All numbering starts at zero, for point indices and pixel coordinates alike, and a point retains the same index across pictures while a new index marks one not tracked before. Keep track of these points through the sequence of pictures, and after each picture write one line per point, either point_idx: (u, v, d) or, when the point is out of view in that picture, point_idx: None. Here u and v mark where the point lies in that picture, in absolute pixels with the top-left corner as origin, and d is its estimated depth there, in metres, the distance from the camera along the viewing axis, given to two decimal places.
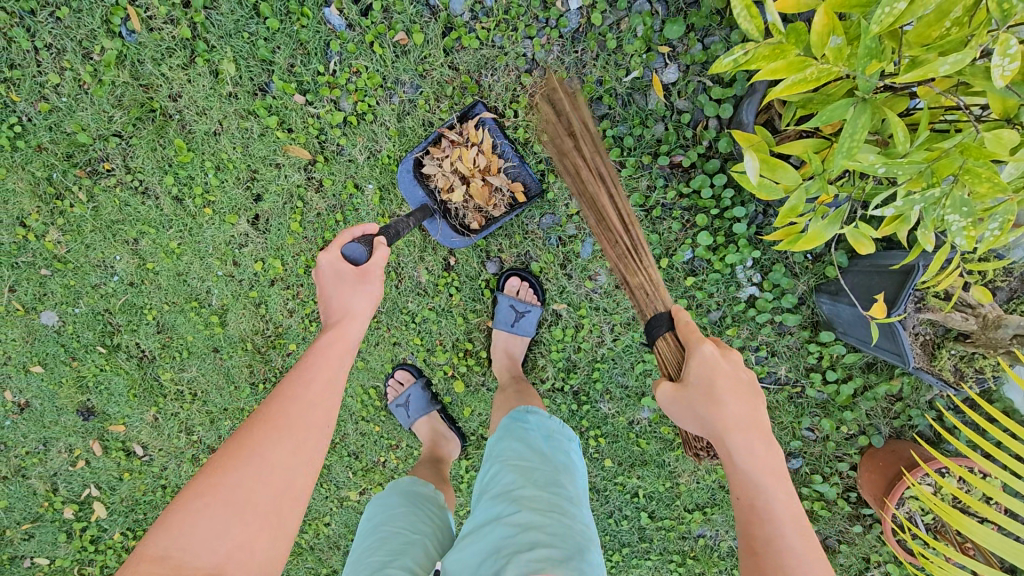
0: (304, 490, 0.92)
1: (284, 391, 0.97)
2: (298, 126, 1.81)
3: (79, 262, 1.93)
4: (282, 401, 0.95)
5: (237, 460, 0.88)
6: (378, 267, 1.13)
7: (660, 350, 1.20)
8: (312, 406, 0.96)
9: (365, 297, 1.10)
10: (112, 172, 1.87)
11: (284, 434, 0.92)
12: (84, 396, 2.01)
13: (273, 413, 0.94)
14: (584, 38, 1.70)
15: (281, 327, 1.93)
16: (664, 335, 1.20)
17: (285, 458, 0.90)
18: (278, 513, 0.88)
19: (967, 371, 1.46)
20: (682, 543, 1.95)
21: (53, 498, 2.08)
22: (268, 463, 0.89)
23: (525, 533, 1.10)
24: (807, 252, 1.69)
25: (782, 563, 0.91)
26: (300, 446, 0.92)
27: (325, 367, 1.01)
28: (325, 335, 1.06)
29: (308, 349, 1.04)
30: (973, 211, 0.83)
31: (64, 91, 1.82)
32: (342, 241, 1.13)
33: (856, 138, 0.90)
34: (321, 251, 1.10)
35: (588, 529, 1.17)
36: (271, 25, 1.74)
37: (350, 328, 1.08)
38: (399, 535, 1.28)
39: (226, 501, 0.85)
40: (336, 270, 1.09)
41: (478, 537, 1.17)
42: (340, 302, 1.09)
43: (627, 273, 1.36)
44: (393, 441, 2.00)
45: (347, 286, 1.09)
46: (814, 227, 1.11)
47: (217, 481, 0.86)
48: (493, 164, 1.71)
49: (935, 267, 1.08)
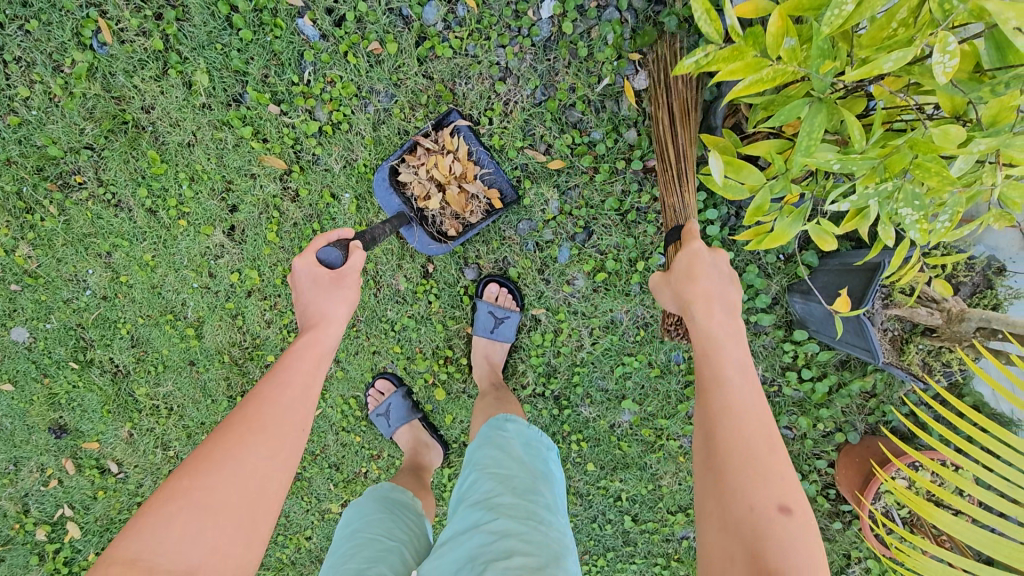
0: (278, 495, 0.91)
1: (261, 393, 0.96)
2: (273, 136, 1.81)
3: (50, 277, 1.90)
4: (259, 403, 0.94)
5: (211, 465, 0.86)
6: (354, 271, 1.13)
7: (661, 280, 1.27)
8: (288, 409, 0.95)
9: (342, 301, 1.10)
10: (84, 185, 1.86)
11: (260, 437, 0.90)
12: (56, 414, 1.97)
13: (250, 416, 0.92)
14: (556, 46, 1.73)
15: (258, 338, 1.91)
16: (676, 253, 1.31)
17: (261, 461, 0.89)
18: (251, 519, 0.86)
19: (935, 364, 1.52)
20: (666, 545, 1.96)
21: (25, 519, 2.02)
22: (244, 467, 0.87)
23: (502, 541, 1.09)
24: (779, 253, 1.73)
25: (733, 432, 0.85)
26: (277, 450, 0.91)
27: (302, 371, 1.01)
28: (301, 339, 1.06)
29: (285, 352, 1.03)
30: (924, 204, 0.86)
31: (33, 104, 1.80)
32: (318, 244, 1.13)
33: (814, 136, 0.93)
34: (295, 257, 1.09)
35: (564, 538, 1.16)
36: (244, 36, 1.74)
37: (328, 332, 1.08)
38: (375, 542, 1.26)
39: (201, 506, 0.83)
40: (313, 275, 1.10)
41: (456, 545, 1.16)
42: (317, 307, 1.08)
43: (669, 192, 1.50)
44: (375, 451, 1.99)
45: (324, 289, 1.09)
46: (780, 225, 1.14)
47: (192, 484, 0.84)
48: (469, 171, 1.73)
49: (896, 263, 1.11)
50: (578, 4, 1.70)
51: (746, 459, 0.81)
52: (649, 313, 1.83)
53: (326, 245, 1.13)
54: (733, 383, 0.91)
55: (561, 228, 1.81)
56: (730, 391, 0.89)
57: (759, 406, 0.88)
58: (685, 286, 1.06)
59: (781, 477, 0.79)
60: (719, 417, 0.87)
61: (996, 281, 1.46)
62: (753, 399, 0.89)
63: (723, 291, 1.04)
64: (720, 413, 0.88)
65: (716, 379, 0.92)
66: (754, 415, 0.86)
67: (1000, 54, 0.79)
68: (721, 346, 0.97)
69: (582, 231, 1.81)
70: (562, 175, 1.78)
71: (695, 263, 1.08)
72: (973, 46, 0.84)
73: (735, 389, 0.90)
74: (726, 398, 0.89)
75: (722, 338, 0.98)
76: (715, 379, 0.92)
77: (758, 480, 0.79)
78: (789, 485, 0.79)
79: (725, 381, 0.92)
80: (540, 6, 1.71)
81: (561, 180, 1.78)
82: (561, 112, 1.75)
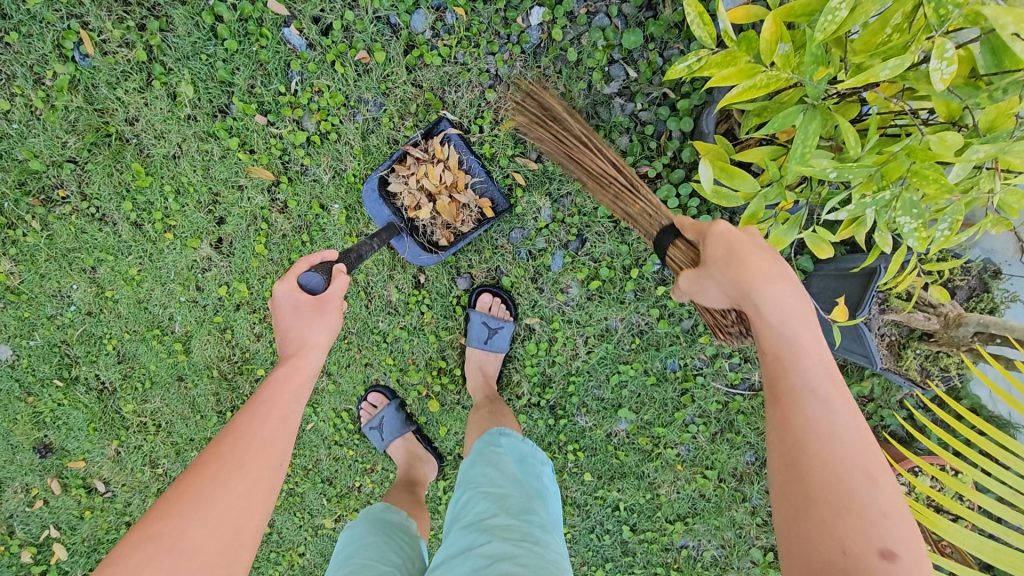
0: (256, 533, 0.88)
1: (236, 429, 0.93)
2: (260, 147, 1.78)
3: (33, 293, 1.87)
4: (234, 439, 0.92)
5: (185, 505, 0.83)
6: (336, 296, 1.12)
7: (672, 257, 1.25)
8: (264, 443, 0.93)
9: (324, 328, 1.09)
10: (67, 199, 1.82)
11: (236, 473, 0.88)
12: (41, 432, 1.93)
13: (224, 452, 0.90)
14: (546, 53, 1.71)
15: (248, 352, 1.88)
16: (674, 243, 1.25)
17: (235, 499, 0.86)
18: (226, 561, 0.83)
19: (934, 370, 1.51)
20: (665, 555, 1.93)
21: (10, 541, 1.98)
22: (218, 507, 0.84)
23: (496, 565, 1.06)
24: (775, 257, 1.70)
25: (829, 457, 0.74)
26: (253, 486, 0.88)
27: (281, 403, 0.99)
28: (281, 368, 1.04)
29: (263, 384, 1.01)
30: (922, 212, 0.85)
31: (14, 117, 1.77)
32: (298, 269, 1.12)
33: (809, 144, 0.92)
34: (278, 281, 1.09)
35: (560, 558, 1.13)
36: (229, 46, 1.72)
37: (307, 360, 1.06)
38: (368, 568, 1.23)
39: (172, 551, 0.80)
40: (294, 300, 1.08)
41: (450, 569, 1.13)
42: (297, 334, 1.07)
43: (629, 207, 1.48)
44: (369, 465, 1.95)
45: (303, 316, 1.08)
46: (775, 232, 1.12)
47: (163, 528, 0.81)
48: (460, 179, 1.71)
49: (894, 269, 1.09)
50: (568, 11, 1.68)
51: (844, 485, 0.72)
52: (644, 320, 1.81)
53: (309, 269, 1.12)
54: (812, 391, 0.79)
55: (554, 236, 1.79)
56: (816, 410, 0.77)
57: (855, 420, 0.77)
58: (739, 269, 0.91)
59: (853, 449, 0.74)
60: (799, 426, 0.77)
61: (993, 284, 1.45)
62: (842, 412, 0.77)
63: (778, 268, 0.90)
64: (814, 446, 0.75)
65: (794, 388, 0.80)
66: (855, 438, 0.75)
67: (996, 59, 0.78)
68: (767, 314, 0.86)
69: (575, 239, 1.79)
70: (554, 182, 1.76)
71: (739, 247, 0.94)
72: (969, 51, 0.83)
73: (822, 400, 0.78)
74: (817, 411, 0.77)
75: (793, 329, 0.84)
76: (793, 398, 0.80)
77: (865, 519, 0.70)
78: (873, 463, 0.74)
79: (812, 394, 0.79)
80: (529, 13, 1.69)
81: (553, 188, 1.76)
82: None
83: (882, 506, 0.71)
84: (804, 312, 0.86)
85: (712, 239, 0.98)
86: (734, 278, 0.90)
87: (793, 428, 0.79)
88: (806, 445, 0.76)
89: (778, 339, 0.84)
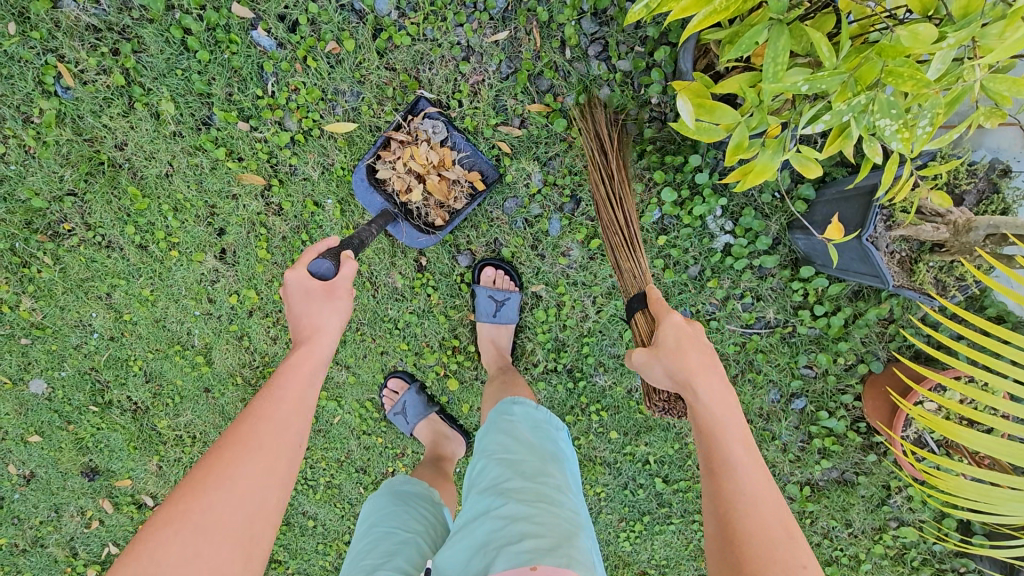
0: (276, 512, 0.91)
1: (256, 410, 0.96)
2: (248, 154, 1.80)
3: (56, 326, 1.93)
4: (253, 422, 0.94)
5: (207, 484, 0.86)
6: (346, 282, 1.12)
7: (637, 323, 1.37)
8: (283, 425, 0.96)
9: (335, 312, 1.10)
10: (73, 231, 1.87)
11: (255, 455, 0.91)
12: (86, 457, 2.01)
13: (243, 437, 0.92)
14: (514, 16, 1.70)
15: (267, 356, 1.93)
16: (639, 312, 1.37)
17: (253, 480, 0.89)
18: (249, 536, 0.87)
19: (949, 280, 1.45)
20: (701, 502, 1.95)
21: (75, 562, 2.08)
22: (239, 487, 0.88)
23: (513, 526, 1.06)
24: (774, 192, 1.70)
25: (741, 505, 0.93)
26: (272, 469, 0.92)
27: (296, 387, 1.01)
28: (295, 353, 1.05)
29: (278, 369, 1.03)
30: (901, 111, 0.83)
31: (10, 159, 1.81)
32: (307, 257, 1.11)
33: (779, 61, 0.90)
34: (287, 270, 1.08)
35: (577, 516, 1.13)
36: (202, 57, 1.73)
37: (320, 345, 1.07)
38: (390, 536, 1.27)
39: (197, 528, 0.83)
40: (305, 287, 1.08)
41: (466, 532, 1.13)
42: (310, 319, 1.08)
43: (621, 260, 1.50)
44: (399, 450, 2.00)
45: (315, 302, 1.08)
46: (761, 159, 1.10)
47: (188, 507, 0.84)
48: (446, 157, 1.69)
49: (888, 181, 1.07)
50: None
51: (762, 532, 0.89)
52: (649, 272, 1.80)
53: (316, 257, 1.11)
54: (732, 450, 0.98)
55: (548, 201, 1.79)
56: (743, 480, 0.95)
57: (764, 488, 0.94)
58: (679, 364, 1.07)
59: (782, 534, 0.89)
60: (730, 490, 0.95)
61: (1002, 184, 1.39)
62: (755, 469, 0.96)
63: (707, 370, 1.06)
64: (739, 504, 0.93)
65: (727, 464, 0.97)
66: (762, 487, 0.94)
67: None
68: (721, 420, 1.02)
69: (570, 200, 1.78)
70: (541, 147, 1.75)
71: (685, 345, 1.10)
72: None
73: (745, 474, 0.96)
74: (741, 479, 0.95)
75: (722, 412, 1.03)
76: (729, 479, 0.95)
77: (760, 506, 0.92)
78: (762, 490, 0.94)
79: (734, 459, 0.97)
80: None
81: (541, 151, 1.75)
82: (530, 82, 1.72)
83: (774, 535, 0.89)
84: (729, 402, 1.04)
85: (666, 328, 1.13)
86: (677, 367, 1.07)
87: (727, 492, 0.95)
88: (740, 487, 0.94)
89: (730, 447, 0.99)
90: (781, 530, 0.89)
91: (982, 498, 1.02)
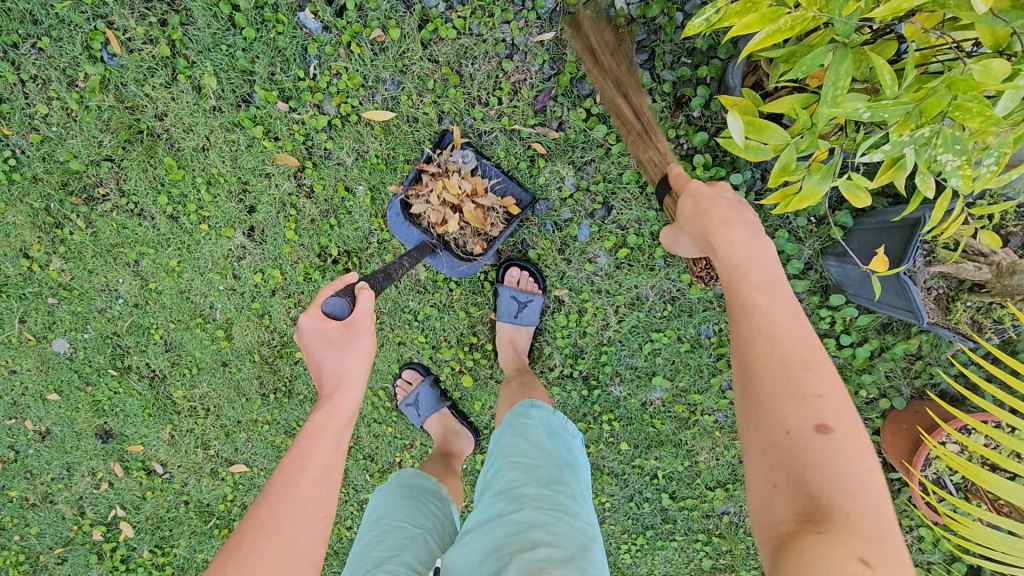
0: None
1: (277, 484, 0.93)
2: (284, 134, 1.81)
3: (83, 289, 1.96)
4: (275, 500, 0.91)
5: (231, 574, 0.84)
6: (365, 319, 1.06)
7: (668, 205, 1.32)
8: (304, 499, 0.93)
9: (355, 356, 1.04)
10: (107, 196, 1.89)
11: (276, 537, 0.88)
12: (101, 419, 2.04)
13: (266, 512, 0.90)
14: (562, 17, 1.68)
15: (286, 336, 1.94)
16: (669, 194, 1.30)
17: (279, 562, 0.87)
18: None
19: (986, 322, 1.39)
20: (707, 522, 1.93)
21: (82, 521, 2.11)
22: (265, 573, 0.85)
23: (526, 533, 1.06)
24: (810, 216, 1.67)
25: (808, 437, 0.72)
26: (295, 546, 0.89)
27: (317, 453, 0.97)
28: (317, 412, 1.01)
29: (299, 434, 0.99)
30: (966, 148, 0.81)
31: (52, 120, 1.83)
32: (322, 297, 1.06)
33: (840, 86, 0.86)
34: (301, 315, 1.02)
35: (590, 527, 1.12)
36: (247, 35, 1.74)
37: (342, 401, 1.03)
38: (399, 530, 1.27)
39: None
40: (322, 334, 1.02)
41: (477, 536, 1.13)
42: (331, 372, 1.04)
43: (640, 152, 1.48)
44: (408, 441, 2.00)
45: (335, 348, 1.03)
46: (808, 184, 1.08)
47: None
48: (480, 185, 1.69)
49: (937, 217, 1.04)
50: None
51: (843, 482, 0.69)
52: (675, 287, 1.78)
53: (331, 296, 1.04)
54: (793, 377, 0.77)
55: (579, 206, 1.77)
56: (800, 385, 0.75)
57: (833, 394, 0.75)
58: (708, 230, 0.98)
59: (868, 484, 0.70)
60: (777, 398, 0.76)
61: None
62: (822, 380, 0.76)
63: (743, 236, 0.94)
64: (812, 457, 0.71)
65: (772, 364, 0.78)
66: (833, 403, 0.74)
67: None
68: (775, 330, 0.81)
69: (601, 208, 1.77)
70: (577, 151, 1.73)
71: (713, 209, 1.00)
72: None
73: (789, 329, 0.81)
74: (797, 389, 0.75)
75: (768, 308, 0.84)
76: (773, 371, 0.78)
77: (801, 402, 0.74)
78: (837, 400, 0.74)
79: (786, 358, 0.78)
80: None
81: (576, 156, 1.74)
82: (572, 85, 1.71)
83: (848, 469, 0.70)
84: (763, 252, 0.92)
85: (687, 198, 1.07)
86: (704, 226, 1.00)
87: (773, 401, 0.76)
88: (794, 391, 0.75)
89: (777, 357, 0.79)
90: (850, 464, 0.70)
91: (996, 544, 1.01)
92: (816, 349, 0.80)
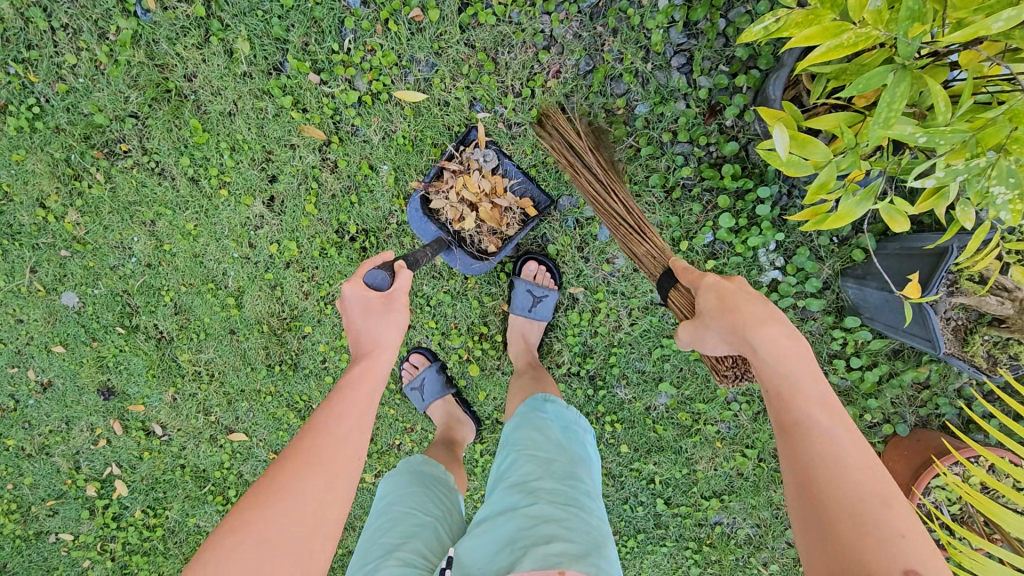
0: (334, 530, 0.89)
1: (317, 424, 0.94)
2: (313, 106, 1.79)
3: (97, 244, 1.95)
4: (316, 435, 0.93)
5: (271, 497, 0.85)
6: (402, 293, 1.11)
7: (673, 300, 1.35)
8: (341, 440, 0.94)
9: (392, 324, 1.07)
10: (129, 153, 1.88)
11: (316, 470, 0.89)
12: (104, 376, 2.04)
13: (304, 447, 0.91)
14: (604, 13, 1.66)
15: (296, 309, 1.93)
16: (674, 286, 1.34)
17: (317, 496, 0.87)
18: (310, 552, 0.85)
19: (1002, 357, 1.38)
20: (699, 530, 1.94)
21: (76, 475, 2.11)
22: (303, 503, 0.86)
23: (541, 527, 1.06)
24: (832, 236, 1.66)
25: (833, 479, 0.77)
26: (332, 484, 0.90)
27: (354, 401, 0.99)
28: (355, 368, 1.03)
29: (338, 384, 1.01)
30: (1020, 181, 0.80)
31: (81, 71, 1.81)
32: (362, 269, 1.10)
33: (894, 107, 0.84)
34: (345, 281, 1.07)
35: (603, 524, 1.12)
36: (285, 2, 1.72)
37: (379, 363, 1.05)
38: (409, 517, 1.27)
39: (259, 542, 0.82)
40: (364, 299, 1.07)
41: (491, 527, 1.13)
42: (370, 335, 1.06)
43: (634, 246, 1.52)
44: (408, 425, 2.00)
45: (372, 314, 1.06)
46: (845, 205, 1.07)
47: (253, 516, 0.83)
48: (499, 184, 1.67)
49: (972, 247, 1.03)
50: None
51: (868, 523, 0.73)
52: None
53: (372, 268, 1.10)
54: (818, 431, 0.82)
55: None
56: (817, 434, 0.81)
57: (857, 445, 0.80)
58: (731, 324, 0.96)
59: (904, 529, 0.72)
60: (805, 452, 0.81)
61: None
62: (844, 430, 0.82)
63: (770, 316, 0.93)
64: (836, 503, 0.76)
65: (795, 419, 0.84)
66: (855, 448, 0.80)
67: None
68: (796, 381, 0.86)
69: None
70: None
71: (732, 298, 0.99)
72: None
73: (855, 480, 0.77)
74: (817, 440, 0.81)
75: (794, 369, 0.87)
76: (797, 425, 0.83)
77: (828, 456, 0.79)
78: (853, 443, 0.80)
79: (810, 415, 0.83)
80: None
81: None
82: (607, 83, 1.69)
83: (877, 512, 0.74)
84: (800, 349, 0.89)
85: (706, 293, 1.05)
86: (733, 324, 0.95)
87: (801, 458, 0.82)
88: (814, 451, 0.81)
89: (798, 412, 0.84)
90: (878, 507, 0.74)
91: None
92: (835, 403, 0.85)
